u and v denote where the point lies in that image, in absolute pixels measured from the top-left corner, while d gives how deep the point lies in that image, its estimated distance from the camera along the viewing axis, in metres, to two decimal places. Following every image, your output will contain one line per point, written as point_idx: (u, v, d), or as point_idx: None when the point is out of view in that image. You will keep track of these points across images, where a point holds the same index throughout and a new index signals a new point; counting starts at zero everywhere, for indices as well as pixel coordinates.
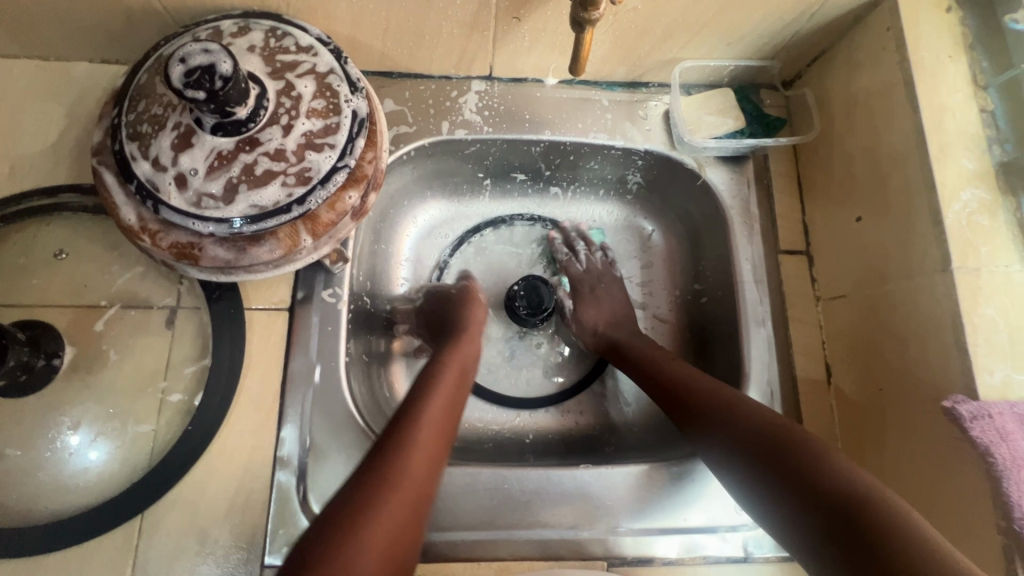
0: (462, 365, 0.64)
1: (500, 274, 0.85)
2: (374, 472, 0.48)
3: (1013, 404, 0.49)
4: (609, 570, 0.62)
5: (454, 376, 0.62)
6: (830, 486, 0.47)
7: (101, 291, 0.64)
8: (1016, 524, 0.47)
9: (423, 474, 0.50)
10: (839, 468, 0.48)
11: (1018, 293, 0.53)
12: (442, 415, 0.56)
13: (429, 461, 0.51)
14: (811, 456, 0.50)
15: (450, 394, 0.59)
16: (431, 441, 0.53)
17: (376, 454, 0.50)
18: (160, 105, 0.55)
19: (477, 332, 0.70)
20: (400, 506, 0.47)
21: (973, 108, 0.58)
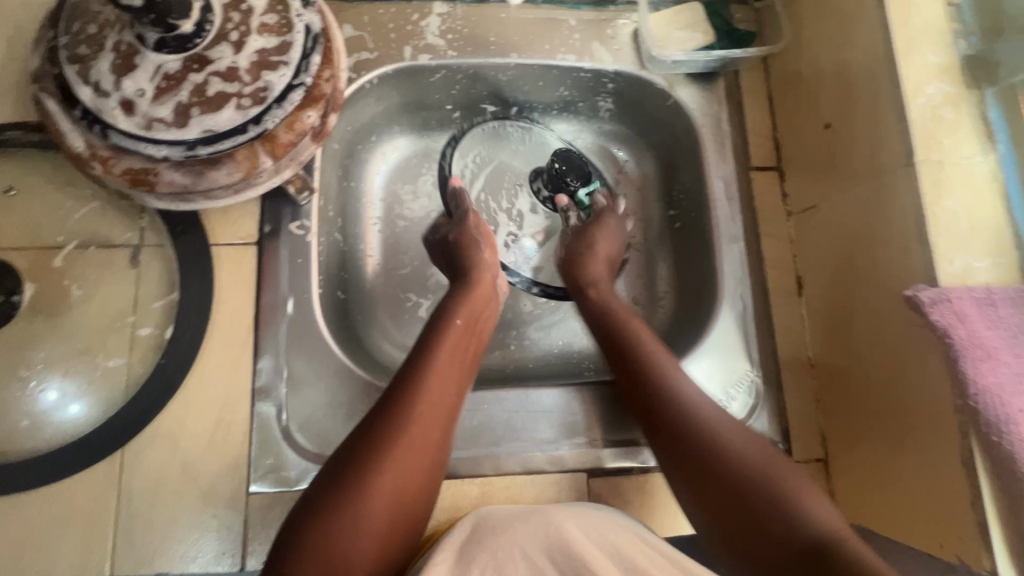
0: (475, 310, 0.63)
1: (487, 197, 0.82)
2: (387, 412, 0.51)
3: (971, 288, 0.50)
4: (590, 480, 0.64)
5: (467, 324, 0.61)
6: (724, 456, 0.51)
7: (58, 229, 0.62)
8: (970, 401, 0.48)
9: (430, 431, 0.52)
10: (807, 507, 0.47)
11: (979, 183, 0.54)
12: (452, 358, 0.57)
13: (441, 410, 0.53)
14: (769, 495, 0.49)
15: (463, 337, 0.60)
16: (443, 390, 0.54)
17: (388, 393, 0.53)
18: (96, 25, 0.52)
19: (488, 265, 0.68)
20: (414, 457, 0.50)
21: (939, 0, 0.57)
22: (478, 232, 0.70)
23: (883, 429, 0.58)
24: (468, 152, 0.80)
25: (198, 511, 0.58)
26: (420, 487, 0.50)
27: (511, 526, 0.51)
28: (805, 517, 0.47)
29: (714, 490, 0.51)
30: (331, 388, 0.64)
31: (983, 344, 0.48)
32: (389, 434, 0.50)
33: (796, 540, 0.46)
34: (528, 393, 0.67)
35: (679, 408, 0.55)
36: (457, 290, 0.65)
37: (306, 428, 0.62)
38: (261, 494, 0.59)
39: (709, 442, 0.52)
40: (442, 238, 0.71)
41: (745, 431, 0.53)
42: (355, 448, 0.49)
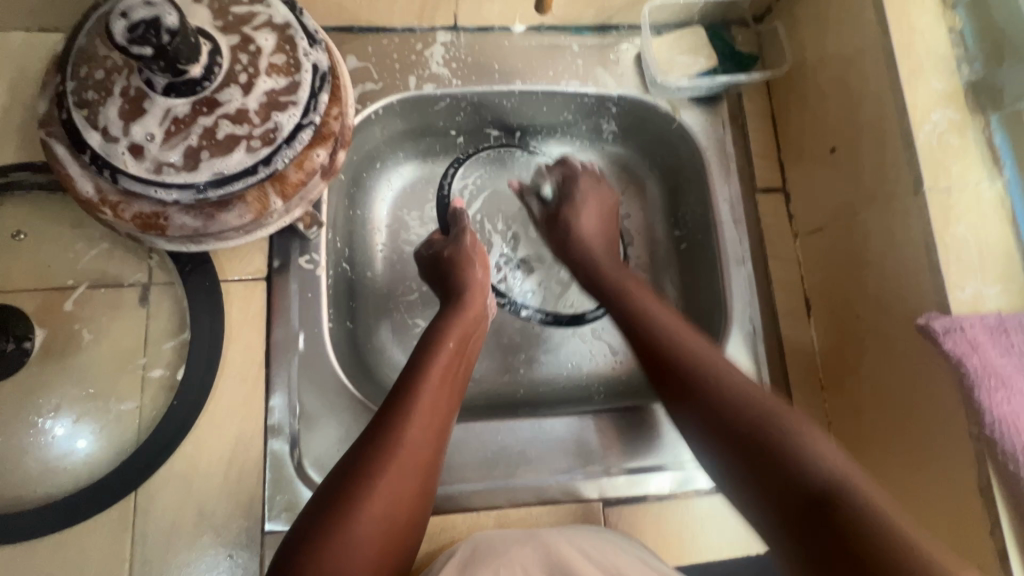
0: (465, 331, 0.63)
1: (485, 220, 0.82)
2: (377, 437, 0.51)
3: (983, 316, 0.51)
4: (605, 509, 0.64)
5: (457, 346, 0.61)
6: (734, 408, 0.50)
7: (67, 271, 0.62)
8: (986, 429, 0.48)
9: (418, 454, 0.51)
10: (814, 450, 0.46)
11: (987, 209, 0.54)
12: (443, 380, 0.57)
13: (430, 431, 0.53)
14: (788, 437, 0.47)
15: (453, 356, 0.59)
16: (433, 411, 0.54)
17: (380, 417, 0.53)
18: (104, 70, 0.52)
19: (479, 285, 0.68)
20: (401, 477, 0.50)
21: (942, 27, 0.58)
22: (470, 251, 0.70)
23: (897, 455, 0.58)
24: (470, 173, 0.81)
25: (213, 553, 0.58)
26: (408, 511, 0.50)
27: (507, 545, 0.55)
28: (809, 451, 0.46)
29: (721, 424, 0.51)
30: (344, 423, 0.64)
31: (997, 373, 0.48)
32: (376, 457, 0.49)
33: (809, 484, 0.44)
34: (539, 421, 0.67)
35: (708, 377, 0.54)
36: (448, 311, 0.64)
37: (319, 464, 0.62)
38: (276, 533, 0.59)
39: (735, 407, 0.51)
40: (435, 253, 0.71)
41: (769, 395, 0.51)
42: (346, 474, 0.49)
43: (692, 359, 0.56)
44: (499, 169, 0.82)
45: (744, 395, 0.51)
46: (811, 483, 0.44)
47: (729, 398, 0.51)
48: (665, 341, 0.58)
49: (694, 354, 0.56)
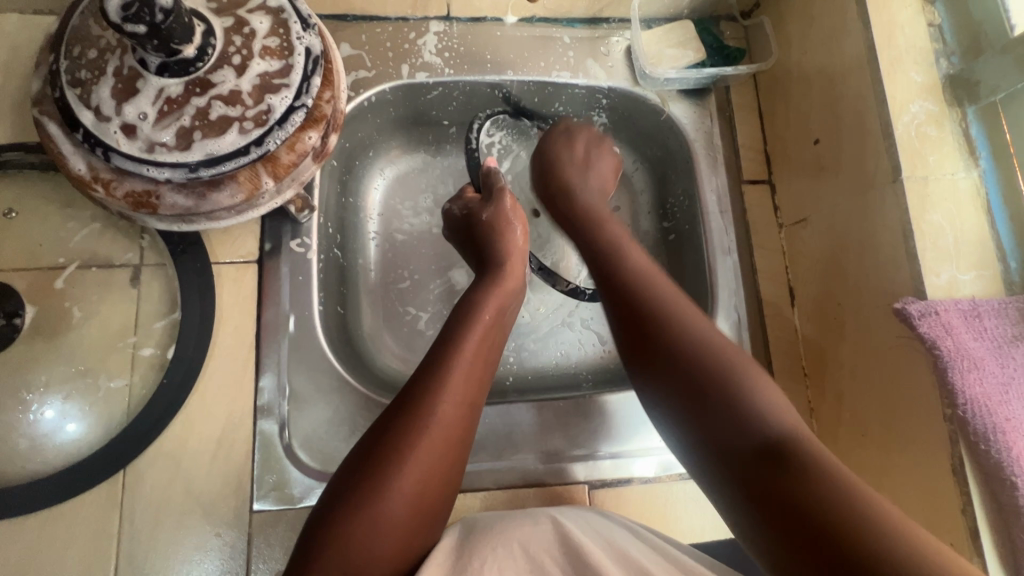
0: (502, 303, 0.62)
1: (513, 187, 0.82)
2: (410, 405, 0.51)
3: (957, 300, 0.52)
4: (590, 491, 0.65)
5: (494, 317, 0.60)
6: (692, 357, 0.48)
7: (58, 251, 0.62)
8: (958, 410, 0.50)
9: (452, 424, 0.51)
10: (751, 407, 0.44)
11: (963, 198, 0.56)
12: (478, 352, 0.56)
13: (464, 401, 0.53)
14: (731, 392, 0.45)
15: (489, 328, 0.59)
16: (466, 382, 0.54)
17: (412, 386, 0.53)
18: (97, 49, 0.52)
19: (519, 251, 0.68)
20: (436, 446, 0.50)
21: (921, 22, 0.60)
22: (506, 215, 0.70)
23: (874, 438, 0.60)
24: (500, 134, 0.81)
25: (200, 531, 0.58)
26: (442, 479, 0.50)
27: (509, 525, 0.54)
28: (759, 409, 0.44)
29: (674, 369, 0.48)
30: (333, 405, 0.64)
31: (970, 355, 0.50)
32: (409, 427, 0.49)
33: (753, 436, 0.43)
34: (528, 404, 0.68)
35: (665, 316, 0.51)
36: (486, 280, 0.64)
37: (308, 445, 0.62)
38: (264, 513, 0.60)
39: (695, 358, 0.47)
40: (473, 214, 0.71)
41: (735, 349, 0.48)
42: (380, 442, 0.49)
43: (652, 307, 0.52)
44: (522, 136, 0.83)
45: (708, 348, 0.48)
46: (757, 442, 0.42)
47: (702, 337, 0.48)
48: (631, 290, 0.54)
49: (655, 305, 0.52)
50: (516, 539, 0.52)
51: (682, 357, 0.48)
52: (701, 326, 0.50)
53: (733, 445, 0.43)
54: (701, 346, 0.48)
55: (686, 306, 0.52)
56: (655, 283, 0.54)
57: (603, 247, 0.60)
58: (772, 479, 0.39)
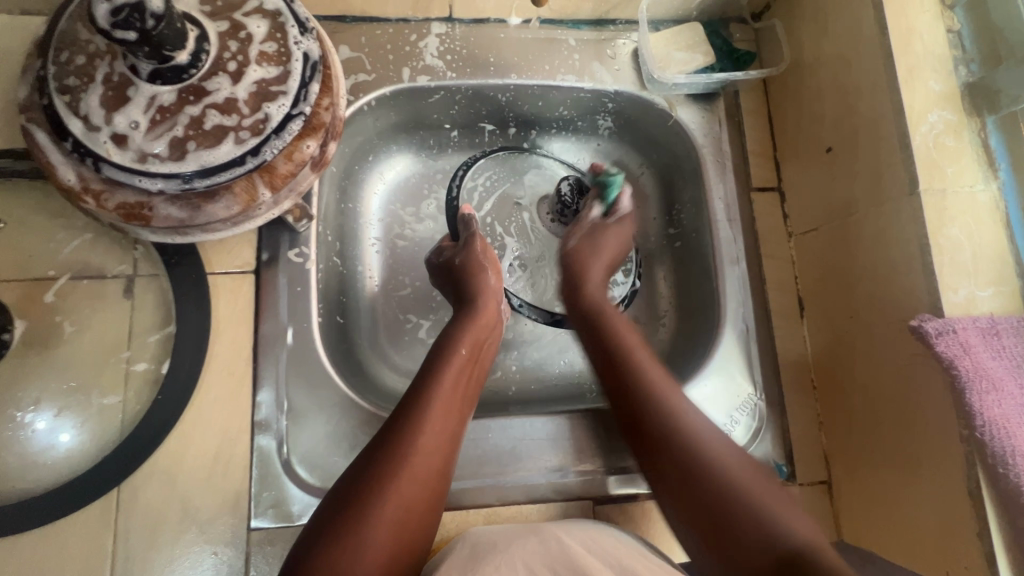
0: (478, 338, 0.62)
1: (494, 222, 0.80)
2: (388, 441, 0.50)
3: (975, 318, 0.51)
4: (595, 508, 0.64)
5: (470, 353, 0.60)
6: (685, 452, 0.53)
7: (48, 262, 0.60)
8: (976, 432, 0.48)
9: (430, 461, 0.51)
10: (768, 518, 0.48)
11: (982, 212, 0.54)
12: (455, 390, 0.56)
13: (440, 439, 0.52)
14: (743, 501, 0.49)
15: (466, 366, 0.59)
16: (444, 419, 0.53)
17: (392, 421, 0.52)
18: (86, 55, 0.50)
19: (494, 293, 0.67)
20: (412, 485, 0.49)
21: (940, 27, 0.58)
22: (483, 257, 0.69)
23: (884, 455, 0.59)
24: (478, 175, 0.79)
25: (197, 550, 0.57)
26: (420, 519, 0.49)
27: (511, 543, 0.53)
28: (776, 522, 0.48)
29: (695, 498, 0.51)
30: (333, 420, 0.63)
31: (988, 375, 0.49)
32: (387, 462, 0.49)
33: (767, 547, 0.47)
34: (531, 418, 0.67)
35: (660, 404, 0.56)
36: (461, 318, 0.63)
37: (307, 461, 0.61)
38: (263, 531, 0.58)
39: (702, 465, 0.52)
40: (447, 260, 0.70)
41: (735, 462, 0.52)
42: (357, 478, 0.48)
43: (708, 490, 0.51)
44: (509, 171, 0.80)
45: (733, 478, 0.51)
46: (779, 545, 0.46)
47: (693, 436, 0.53)
48: (654, 401, 0.56)
49: (674, 427, 0.54)
50: (517, 558, 0.51)
51: (748, 516, 0.48)
52: (736, 462, 0.52)
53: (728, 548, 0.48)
54: (740, 485, 0.50)
55: (677, 398, 0.57)
56: (679, 423, 0.55)
57: (623, 358, 0.60)
58: None
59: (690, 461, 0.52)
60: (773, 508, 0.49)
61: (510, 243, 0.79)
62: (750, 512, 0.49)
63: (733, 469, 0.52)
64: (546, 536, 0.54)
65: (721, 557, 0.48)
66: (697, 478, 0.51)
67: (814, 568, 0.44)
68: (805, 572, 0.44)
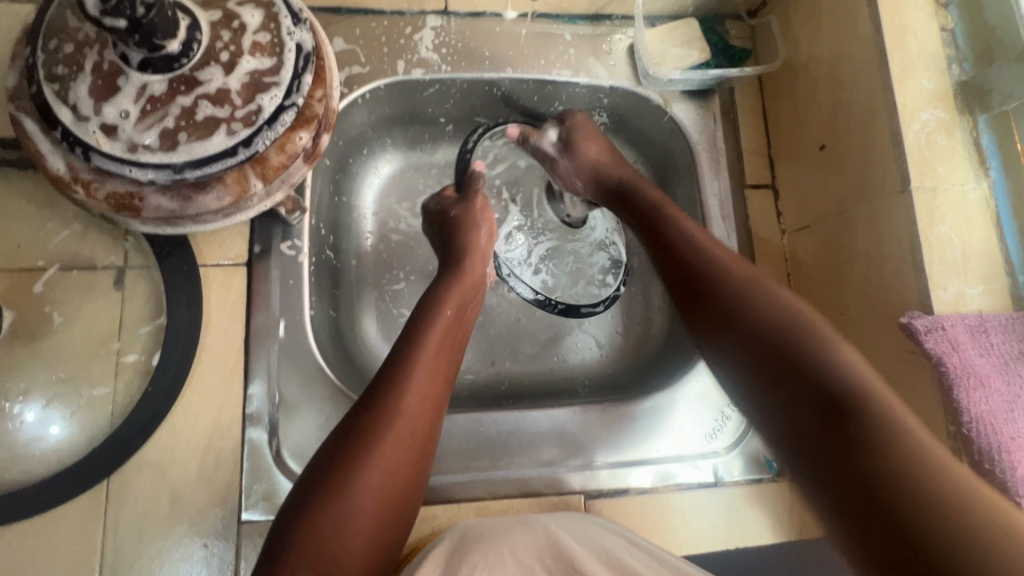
0: (463, 299, 0.62)
1: (503, 188, 0.82)
2: (373, 401, 0.50)
3: (964, 316, 0.51)
4: (587, 502, 0.64)
5: (454, 315, 0.60)
6: (766, 316, 0.48)
7: (37, 252, 0.60)
8: (964, 428, 0.49)
9: (417, 418, 0.51)
10: (838, 362, 0.43)
11: (973, 210, 0.54)
12: (439, 348, 0.56)
13: (427, 395, 0.52)
14: (808, 352, 0.44)
15: (451, 325, 0.59)
16: (430, 377, 0.53)
17: (378, 381, 0.52)
18: (75, 43, 0.50)
19: (480, 250, 0.68)
20: (398, 442, 0.48)
21: (934, 26, 0.58)
22: (477, 208, 0.70)
23: None
24: (496, 140, 0.80)
25: (187, 542, 0.57)
26: (410, 477, 0.49)
27: (499, 533, 0.54)
28: (837, 364, 0.43)
29: (746, 340, 0.48)
30: (324, 413, 0.63)
31: (976, 372, 0.49)
32: (374, 422, 0.49)
33: (827, 386, 0.42)
34: (524, 412, 0.67)
35: (726, 286, 0.52)
36: (448, 276, 0.64)
37: (299, 454, 0.61)
38: (253, 523, 0.58)
39: (765, 325, 0.48)
40: (443, 211, 0.71)
41: (802, 315, 0.48)
42: (344, 438, 0.48)
43: (783, 335, 0.46)
44: (525, 146, 0.82)
45: (780, 322, 0.47)
46: (838, 383, 0.42)
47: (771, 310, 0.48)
48: (717, 281, 0.52)
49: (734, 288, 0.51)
50: (507, 550, 0.51)
51: (803, 357, 0.44)
52: (791, 314, 0.48)
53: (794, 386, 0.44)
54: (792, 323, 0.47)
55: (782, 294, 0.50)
56: (761, 290, 0.50)
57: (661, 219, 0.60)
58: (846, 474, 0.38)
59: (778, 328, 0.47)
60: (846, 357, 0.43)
61: (514, 212, 0.82)
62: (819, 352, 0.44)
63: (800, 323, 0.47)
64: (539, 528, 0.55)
65: (771, 399, 0.45)
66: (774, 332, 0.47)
67: (863, 419, 0.39)
68: (851, 423, 0.39)
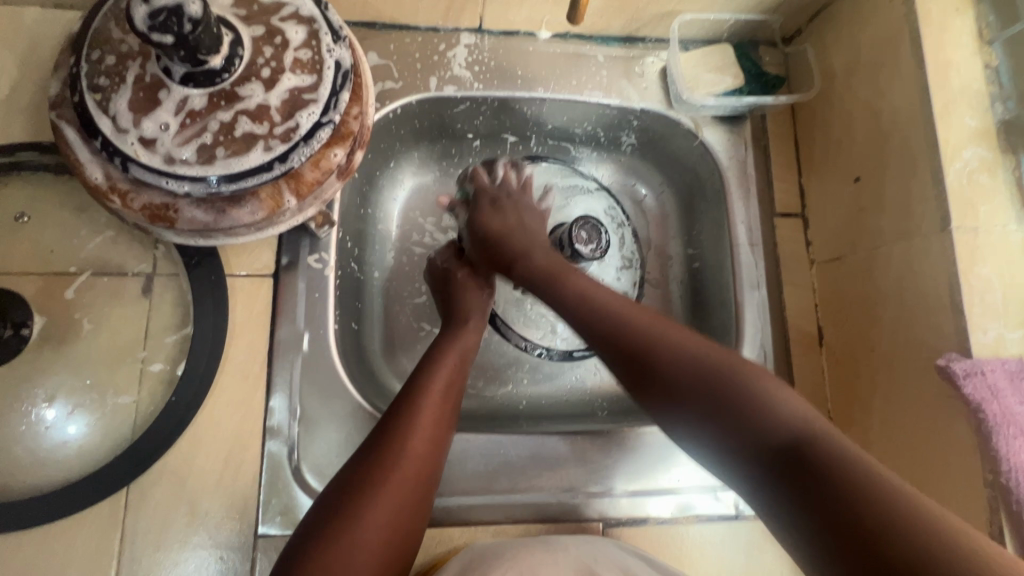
0: (464, 351, 0.63)
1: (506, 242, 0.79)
2: (378, 444, 0.51)
3: (1004, 361, 0.50)
4: (605, 531, 0.63)
5: (456, 360, 0.61)
6: (685, 370, 0.47)
7: (69, 258, 0.60)
8: (1002, 477, 0.48)
9: (420, 461, 0.51)
10: (773, 402, 0.43)
11: (1014, 252, 0.53)
12: (443, 396, 0.57)
13: (430, 441, 0.53)
14: (750, 394, 0.44)
15: (451, 372, 0.59)
16: (432, 422, 0.54)
17: (383, 424, 0.53)
18: (119, 55, 0.50)
19: (482, 309, 0.68)
20: (402, 485, 0.49)
21: (978, 63, 0.57)
22: (476, 271, 0.70)
23: None
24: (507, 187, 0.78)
25: (204, 555, 0.57)
26: (413, 520, 0.50)
27: (523, 551, 0.54)
28: (779, 405, 0.43)
29: (672, 382, 0.47)
30: (345, 429, 0.62)
31: (1017, 422, 0.48)
32: (380, 464, 0.50)
33: (768, 436, 0.42)
34: (546, 435, 0.66)
35: (660, 355, 0.48)
36: (451, 333, 0.64)
37: (318, 470, 0.61)
38: (269, 538, 0.58)
39: (678, 370, 0.47)
40: (451, 272, 0.70)
41: (718, 351, 0.48)
42: (352, 480, 0.49)
43: (693, 369, 0.47)
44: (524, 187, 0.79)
45: (698, 361, 0.47)
46: (776, 435, 0.41)
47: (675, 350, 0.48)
48: (651, 351, 0.49)
49: (646, 342, 0.50)
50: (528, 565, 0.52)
51: (739, 394, 0.44)
52: (713, 350, 0.48)
53: (740, 427, 0.43)
54: (687, 351, 0.48)
55: (671, 330, 0.50)
56: (677, 338, 0.49)
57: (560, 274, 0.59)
58: (796, 475, 0.39)
59: (659, 340, 0.49)
60: (764, 388, 0.44)
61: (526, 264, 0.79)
62: (758, 402, 0.43)
63: (719, 358, 0.47)
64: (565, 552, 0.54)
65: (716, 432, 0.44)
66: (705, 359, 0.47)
67: (821, 456, 0.39)
68: (813, 460, 0.39)
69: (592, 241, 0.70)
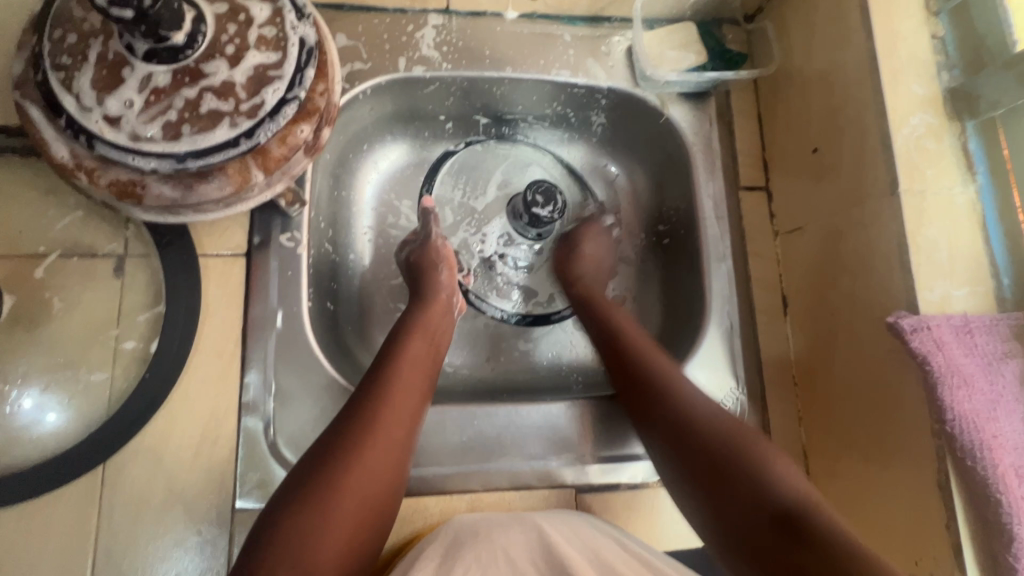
0: (435, 326, 0.64)
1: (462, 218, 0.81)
2: (352, 413, 0.53)
3: (949, 317, 0.52)
4: (578, 496, 0.65)
5: (425, 337, 0.62)
6: (708, 435, 0.54)
7: (39, 239, 0.61)
8: (947, 424, 0.50)
9: (394, 430, 0.53)
10: (778, 478, 0.49)
11: (959, 213, 0.56)
12: (416, 369, 0.58)
13: (404, 411, 0.54)
14: (749, 465, 0.50)
15: (425, 347, 0.61)
16: (405, 392, 0.56)
17: (359, 395, 0.55)
18: (82, 33, 0.51)
19: (448, 287, 0.69)
20: (376, 451, 0.51)
21: (925, 34, 0.59)
22: (438, 251, 0.70)
23: (860, 450, 0.60)
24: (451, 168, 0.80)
25: (181, 529, 0.57)
26: (388, 486, 0.51)
27: (493, 529, 0.55)
28: (780, 479, 0.49)
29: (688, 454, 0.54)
30: (321, 404, 0.63)
31: (960, 371, 0.50)
32: (355, 431, 0.51)
33: (765, 501, 0.48)
34: (518, 407, 0.67)
35: (676, 404, 0.57)
36: (418, 308, 0.65)
37: (294, 444, 0.62)
38: (247, 511, 0.59)
39: (697, 427, 0.54)
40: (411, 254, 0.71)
41: (738, 425, 0.54)
42: (325, 447, 0.50)
43: (719, 436, 0.53)
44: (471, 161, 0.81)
45: (714, 424, 0.54)
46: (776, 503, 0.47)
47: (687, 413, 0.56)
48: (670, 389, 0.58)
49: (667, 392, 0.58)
50: (500, 545, 0.53)
51: (746, 473, 0.50)
52: (728, 423, 0.54)
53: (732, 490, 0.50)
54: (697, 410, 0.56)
55: (682, 383, 0.59)
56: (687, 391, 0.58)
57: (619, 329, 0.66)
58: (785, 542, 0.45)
59: (672, 396, 0.58)
60: (773, 468, 0.50)
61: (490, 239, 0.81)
62: (757, 469, 0.50)
63: (728, 430, 0.54)
64: (531, 526, 0.55)
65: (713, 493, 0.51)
66: (723, 450, 0.52)
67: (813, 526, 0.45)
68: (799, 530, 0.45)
69: (548, 203, 0.74)
